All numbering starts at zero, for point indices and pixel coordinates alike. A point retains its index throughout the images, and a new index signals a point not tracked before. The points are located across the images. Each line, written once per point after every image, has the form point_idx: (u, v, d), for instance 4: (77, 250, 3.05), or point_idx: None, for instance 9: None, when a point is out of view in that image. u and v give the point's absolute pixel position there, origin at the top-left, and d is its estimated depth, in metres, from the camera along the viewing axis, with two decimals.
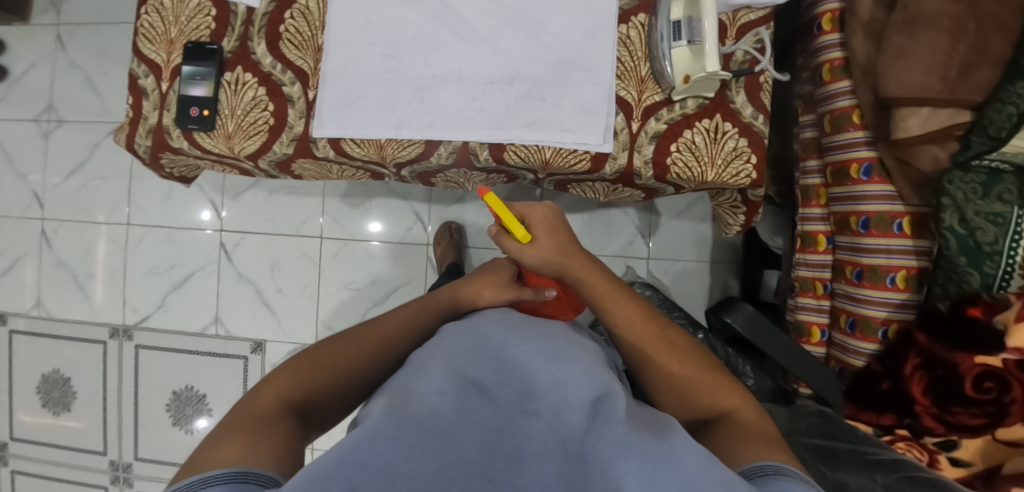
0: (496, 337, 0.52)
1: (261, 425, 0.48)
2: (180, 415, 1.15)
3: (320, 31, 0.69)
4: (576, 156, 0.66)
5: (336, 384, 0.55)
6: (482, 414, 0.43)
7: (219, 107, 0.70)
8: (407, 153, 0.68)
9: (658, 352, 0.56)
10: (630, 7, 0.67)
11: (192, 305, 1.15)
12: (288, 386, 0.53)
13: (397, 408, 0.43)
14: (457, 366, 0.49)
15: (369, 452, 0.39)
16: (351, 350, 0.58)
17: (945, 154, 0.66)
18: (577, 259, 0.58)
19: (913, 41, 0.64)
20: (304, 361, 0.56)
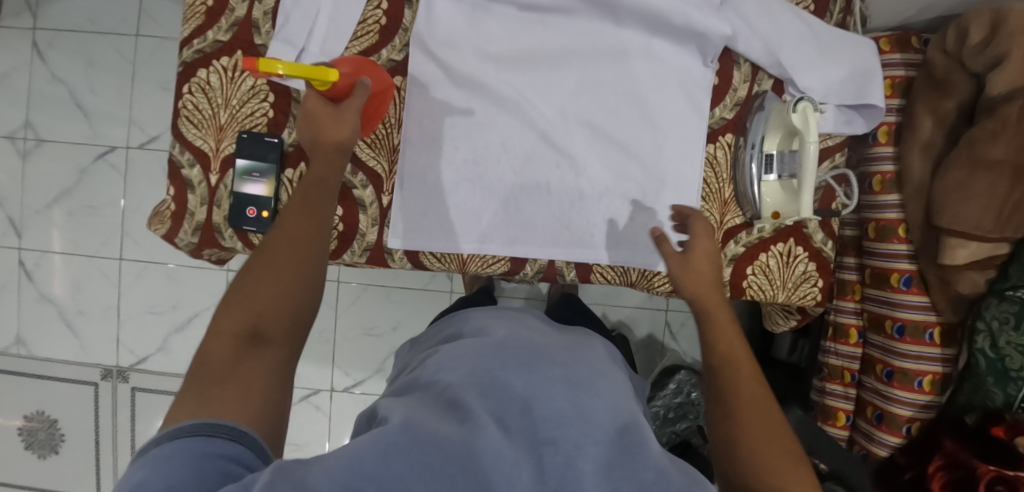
0: (518, 358, 0.49)
1: (225, 381, 0.41)
2: None
3: (395, 129, 0.65)
4: (661, 280, 0.68)
5: (277, 297, 0.45)
6: (497, 435, 0.39)
7: (279, 208, 0.65)
8: (492, 268, 0.67)
9: (745, 406, 0.47)
10: (719, 127, 0.68)
11: (197, 346, 1.06)
12: (233, 314, 0.44)
13: (413, 423, 0.40)
14: (482, 387, 0.45)
15: (379, 463, 0.36)
16: (284, 259, 0.46)
17: (983, 279, 0.70)
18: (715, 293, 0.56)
19: (971, 179, 0.66)
20: (240, 279, 0.46)
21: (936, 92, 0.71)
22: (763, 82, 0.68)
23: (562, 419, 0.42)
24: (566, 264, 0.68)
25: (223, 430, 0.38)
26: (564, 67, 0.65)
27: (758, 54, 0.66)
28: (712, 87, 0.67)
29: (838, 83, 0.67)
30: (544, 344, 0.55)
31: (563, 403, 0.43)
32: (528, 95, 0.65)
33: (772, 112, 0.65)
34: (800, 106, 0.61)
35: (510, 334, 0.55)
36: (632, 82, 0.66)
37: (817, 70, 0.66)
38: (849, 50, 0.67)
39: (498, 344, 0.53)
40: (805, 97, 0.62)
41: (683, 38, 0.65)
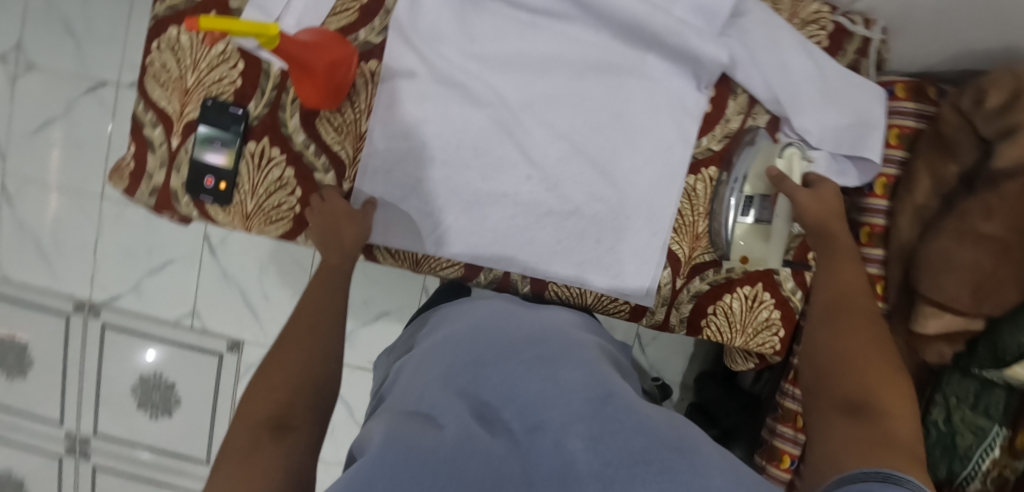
0: (493, 353, 0.53)
1: (257, 457, 0.46)
2: (146, 400, 1.09)
3: (363, 116, 0.62)
4: (616, 306, 0.68)
5: (300, 382, 0.53)
6: (485, 437, 0.42)
7: (238, 180, 0.63)
8: (446, 271, 0.68)
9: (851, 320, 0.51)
10: (704, 157, 0.64)
11: (169, 294, 1.07)
12: (260, 407, 0.50)
13: (398, 435, 0.41)
14: (458, 389, 0.49)
15: (384, 470, 0.37)
16: (299, 351, 0.55)
17: (951, 352, 0.68)
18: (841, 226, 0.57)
19: (958, 250, 0.63)
20: (258, 380, 0.53)
21: (941, 152, 0.67)
22: (758, 117, 0.64)
23: (536, 408, 0.45)
24: (521, 278, 0.68)
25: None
26: (550, 75, 0.62)
27: (757, 87, 0.63)
28: (703, 115, 0.63)
29: (837, 130, 0.63)
30: (519, 328, 0.58)
31: (541, 390, 0.47)
32: (508, 99, 0.63)
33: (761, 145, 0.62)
34: (788, 153, 0.61)
35: (478, 322, 0.60)
36: (620, 100, 0.63)
37: (815, 113, 0.63)
38: (853, 97, 0.63)
39: (466, 345, 0.56)
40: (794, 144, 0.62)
41: (681, 60, 0.61)
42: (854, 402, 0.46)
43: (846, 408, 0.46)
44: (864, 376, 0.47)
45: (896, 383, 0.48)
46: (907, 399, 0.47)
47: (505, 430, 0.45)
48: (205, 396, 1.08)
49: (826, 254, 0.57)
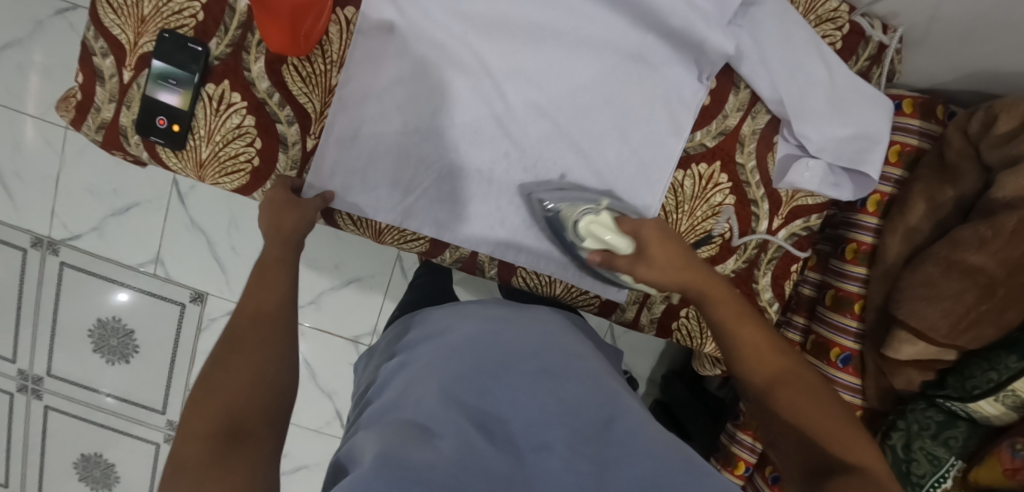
0: (490, 364, 0.57)
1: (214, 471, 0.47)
2: (103, 344, 1.03)
3: (335, 68, 0.57)
4: (586, 298, 0.66)
5: (248, 391, 0.54)
6: (489, 452, 0.46)
7: (193, 124, 0.58)
8: (410, 245, 0.64)
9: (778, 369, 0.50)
10: (697, 153, 0.61)
11: (134, 238, 1.01)
12: (205, 420, 0.51)
13: (391, 453, 0.43)
14: (457, 396, 0.53)
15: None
16: (250, 360, 0.56)
17: (920, 380, 0.67)
18: (699, 272, 0.55)
19: (944, 279, 0.61)
20: (205, 389, 0.53)
21: (941, 176, 0.65)
22: (759, 116, 0.60)
23: (541, 426, 0.50)
24: (489, 260, 0.65)
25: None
26: (543, 47, 0.58)
27: (762, 84, 0.59)
28: (700, 108, 0.59)
29: (839, 141, 0.60)
30: (515, 338, 0.61)
31: (547, 403, 0.52)
32: (492, 67, 0.58)
33: (565, 223, 0.59)
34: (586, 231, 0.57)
35: (473, 329, 0.62)
36: (615, 84, 0.59)
37: (819, 121, 0.59)
38: (862, 108, 0.60)
39: (464, 348, 0.59)
40: (582, 215, 0.57)
41: (684, 47, 0.57)
42: (824, 469, 0.44)
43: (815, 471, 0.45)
44: (824, 438, 0.46)
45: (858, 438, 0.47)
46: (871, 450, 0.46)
47: (511, 445, 0.49)
48: (165, 346, 1.04)
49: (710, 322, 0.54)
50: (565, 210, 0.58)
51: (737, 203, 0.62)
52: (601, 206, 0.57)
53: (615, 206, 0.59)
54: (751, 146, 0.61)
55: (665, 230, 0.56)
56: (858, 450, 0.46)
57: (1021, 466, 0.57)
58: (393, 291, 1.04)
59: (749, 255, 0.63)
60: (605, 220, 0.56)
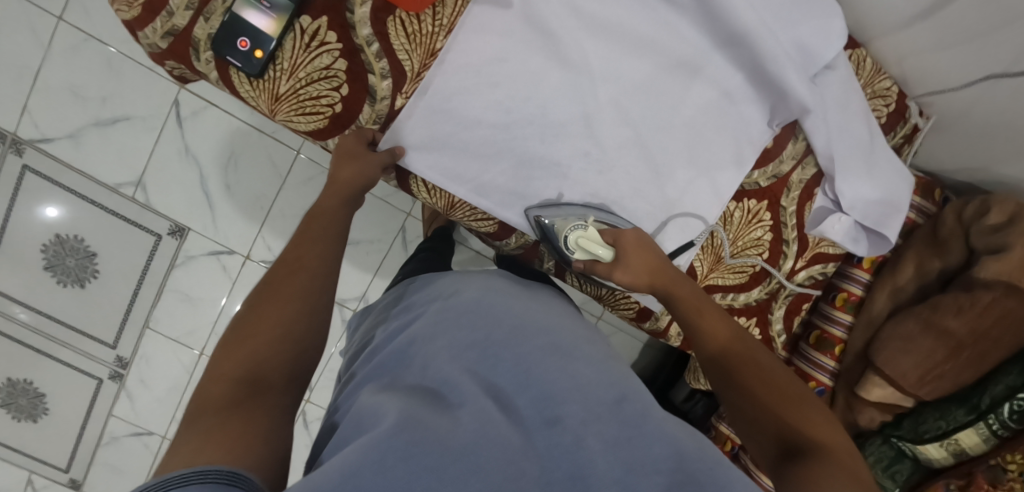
0: (501, 333, 0.55)
1: (232, 415, 0.46)
2: (56, 263, 0.94)
3: (441, 32, 0.56)
4: (628, 303, 0.69)
5: (276, 340, 0.53)
6: (502, 425, 0.46)
7: (277, 54, 0.54)
8: (479, 224, 0.66)
9: (742, 362, 0.53)
10: (750, 190, 0.66)
11: (116, 154, 0.93)
12: (229, 365, 0.51)
13: (413, 419, 0.43)
14: (468, 366, 0.52)
15: (377, 476, 0.39)
16: (279, 307, 0.56)
17: (879, 418, 0.77)
18: (670, 274, 0.60)
19: (920, 337, 0.70)
20: (236, 334, 0.53)
21: (932, 249, 0.74)
22: (807, 167, 0.67)
23: (555, 401, 0.49)
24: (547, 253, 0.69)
25: (219, 469, 0.40)
26: (640, 58, 0.59)
27: (819, 139, 0.64)
28: (763, 149, 0.65)
29: (867, 202, 0.67)
30: (530, 313, 0.60)
31: (558, 380, 0.50)
32: (593, 67, 0.59)
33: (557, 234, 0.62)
34: (575, 246, 0.62)
35: (480, 298, 0.61)
36: (695, 109, 0.62)
37: (856, 183, 0.66)
38: (890, 177, 0.67)
39: (470, 313, 0.58)
40: (568, 233, 0.61)
41: (766, 90, 0.62)
42: (790, 452, 0.45)
43: (781, 455, 0.46)
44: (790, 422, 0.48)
45: (820, 423, 0.48)
46: (839, 434, 0.48)
47: (522, 420, 0.48)
48: (130, 275, 0.97)
49: (684, 323, 0.58)
50: (557, 224, 0.62)
51: (772, 240, 0.68)
52: (583, 220, 0.61)
53: (602, 219, 0.63)
54: (795, 193, 0.67)
55: (642, 241, 0.61)
56: (823, 432, 0.47)
57: None
58: (388, 261, 1.04)
59: (771, 288, 0.71)
60: (593, 235, 0.61)
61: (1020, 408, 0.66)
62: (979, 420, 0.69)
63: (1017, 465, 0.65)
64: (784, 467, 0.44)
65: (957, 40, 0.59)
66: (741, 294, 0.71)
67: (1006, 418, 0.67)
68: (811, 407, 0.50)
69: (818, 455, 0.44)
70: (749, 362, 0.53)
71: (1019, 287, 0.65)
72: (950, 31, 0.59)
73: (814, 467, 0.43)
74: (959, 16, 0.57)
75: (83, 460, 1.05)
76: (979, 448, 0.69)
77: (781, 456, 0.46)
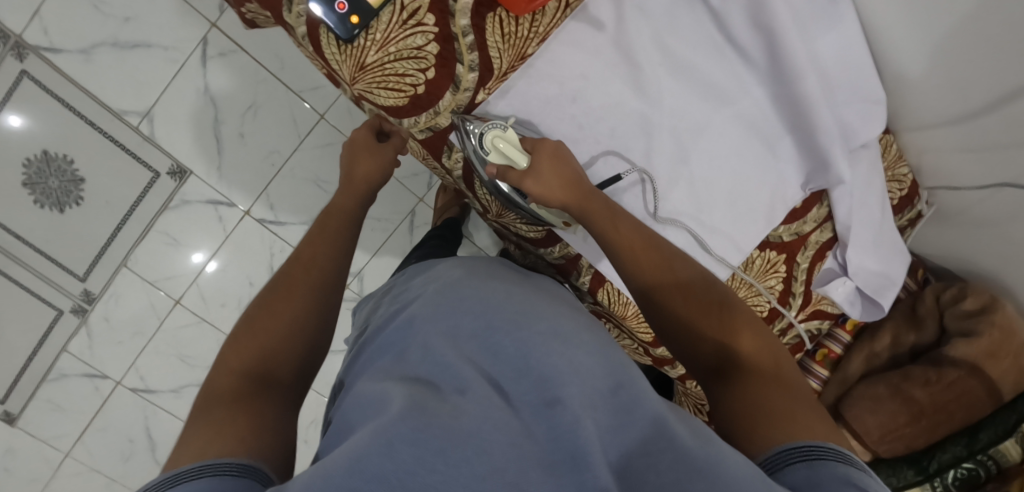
0: (503, 316, 0.53)
1: (239, 407, 0.47)
2: (37, 180, 0.86)
3: (535, 40, 0.57)
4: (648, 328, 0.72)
5: (284, 335, 0.56)
6: (500, 412, 0.44)
7: (372, 24, 0.54)
8: (527, 230, 0.69)
9: (668, 288, 0.56)
10: (774, 242, 0.71)
11: (128, 80, 0.87)
12: (239, 358, 0.52)
13: (418, 407, 0.43)
14: (468, 355, 0.50)
15: (383, 458, 0.39)
16: (287, 301, 0.58)
17: None
18: (582, 189, 0.59)
19: (886, 400, 0.78)
20: (247, 329, 0.55)
21: (909, 324, 0.82)
22: (824, 231, 0.73)
23: (553, 382, 0.46)
24: (586, 267, 0.69)
25: (229, 459, 0.42)
26: (705, 104, 0.63)
27: (841, 207, 0.70)
28: (792, 208, 0.70)
29: (869, 271, 0.74)
30: (532, 300, 0.58)
31: (557, 363, 0.47)
32: (663, 102, 0.62)
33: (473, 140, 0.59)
34: (490, 144, 0.58)
35: (483, 285, 0.59)
36: (741, 161, 0.67)
37: (863, 253, 0.73)
38: (890, 253, 0.74)
39: (468, 295, 0.56)
40: (487, 128, 0.58)
41: (809, 156, 0.66)
42: (728, 378, 0.51)
43: (721, 378, 0.51)
44: (721, 341, 0.53)
45: (746, 333, 0.53)
46: (754, 328, 0.54)
47: (517, 407, 0.45)
48: (118, 207, 0.92)
49: (605, 242, 0.58)
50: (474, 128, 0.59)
51: (782, 291, 0.74)
52: (507, 124, 0.58)
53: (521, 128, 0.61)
54: (810, 252, 0.73)
55: (559, 151, 0.60)
56: (745, 336, 0.53)
57: None
58: (391, 242, 1.04)
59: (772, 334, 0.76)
60: (510, 137, 0.58)
61: (962, 475, 0.75)
62: (926, 481, 0.77)
63: None
64: (726, 393, 0.50)
65: (977, 146, 0.66)
66: None
67: (948, 482, 0.76)
68: (730, 312, 0.55)
69: (749, 376, 0.50)
70: (676, 287, 0.56)
71: (981, 367, 0.74)
72: (974, 137, 0.66)
73: (752, 394, 0.48)
74: (984, 127, 0.64)
75: (23, 394, 0.97)
76: None
77: (720, 380, 0.51)
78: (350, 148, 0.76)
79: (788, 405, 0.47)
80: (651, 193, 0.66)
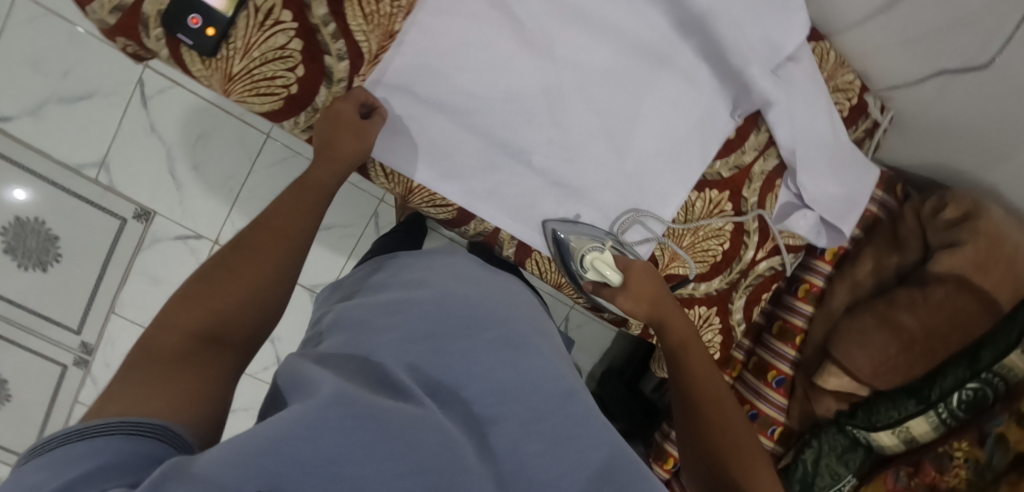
0: (450, 326, 0.55)
1: (180, 371, 0.45)
2: (16, 246, 0.91)
3: (400, 15, 0.55)
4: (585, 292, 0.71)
5: (241, 299, 0.53)
6: (441, 418, 0.45)
7: (231, 32, 0.53)
8: (436, 210, 0.64)
9: (710, 407, 0.57)
10: (713, 180, 0.66)
11: (77, 132, 0.88)
12: (190, 316, 0.49)
13: (350, 396, 0.42)
14: (412, 360, 0.50)
15: (307, 442, 0.38)
16: (248, 263, 0.55)
17: (836, 408, 0.78)
18: (665, 308, 0.63)
19: (873, 332, 0.72)
20: (205, 285, 0.52)
21: (890, 246, 0.76)
22: (769, 158, 0.67)
23: (497, 393, 0.50)
24: (508, 239, 0.66)
25: (156, 423, 0.41)
26: (609, 47, 0.59)
27: (783, 131, 0.64)
28: (725, 139, 0.65)
29: (830, 196, 0.68)
30: (484, 303, 0.60)
31: (501, 369, 0.51)
32: (559, 53, 0.58)
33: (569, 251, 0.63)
34: (594, 269, 0.62)
35: (443, 289, 0.60)
36: (663, 101, 0.61)
37: (819, 176, 0.67)
38: (852, 172, 0.69)
39: (429, 301, 0.58)
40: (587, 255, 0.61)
41: (728, 81, 0.62)
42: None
43: None
44: (720, 446, 0.54)
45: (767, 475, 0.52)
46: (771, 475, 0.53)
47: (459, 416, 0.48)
48: (95, 257, 0.95)
49: (674, 362, 0.61)
50: (572, 242, 0.63)
51: (733, 231, 0.68)
52: (601, 247, 0.61)
53: (617, 246, 0.64)
54: (757, 184, 0.67)
55: (648, 271, 0.63)
56: (749, 456, 0.54)
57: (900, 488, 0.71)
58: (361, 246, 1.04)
59: (732, 277, 0.70)
60: (607, 258, 0.61)
61: (968, 397, 0.69)
62: (929, 409, 0.71)
63: (963, 451, 0.67)
64: None
65: (919, 35, 0.60)
66: (702, 284, 0.70)
67: (954, 407, 0.69)
68: (754, 448, 0.55)
69: None
70: (718, 407, 0.57)
71: (969, 282, 0.67)
72: (914, 26, 0.60)
73: None
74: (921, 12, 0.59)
75: None
76: (927, 436, 0.72)
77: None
78: (325, 120, 0.57)
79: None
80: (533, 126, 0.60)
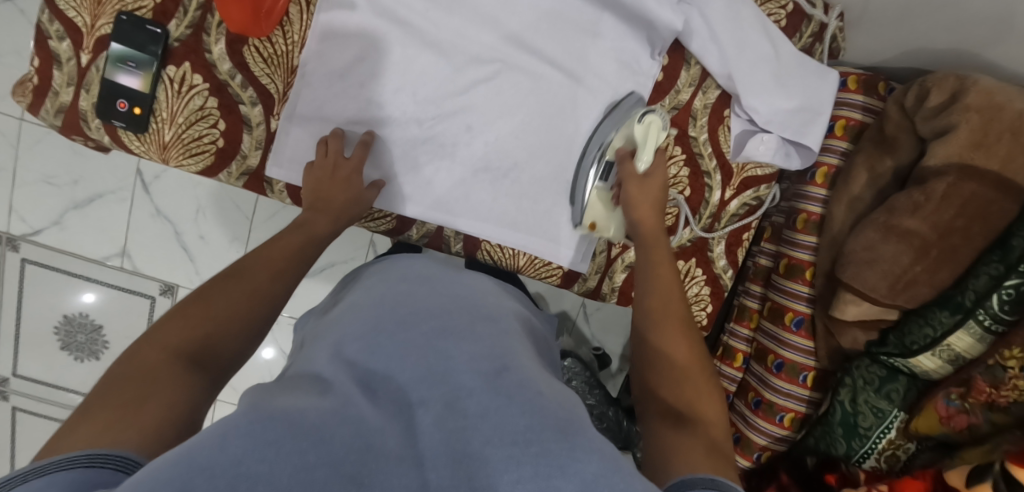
0: (389, 322, 0.44)
1: (151, 391, 0.38)
2: (70, 341, 1.03)
3: (296, 50, 0.58)
4: (549, 270, 0.71)
5: (234, 328, 0.46)
6: (367, 408, 0.36)
7: (155, 107, 0.57)
8: (377, 224, 0.66)
9: (668, 324, 0.54)
10: None
11: (97, 230, 0.99)
12: (179, 336, 0.43)
13: (260, 407, 0.33)
14: (347, 357, 0.42)
15: (212, 449, 0.29)
16: (246, 288, 0.49)
17: (864, 338, 0.70)
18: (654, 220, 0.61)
19: (882, 244, 0.64)
20: (193, 304, 0.46)
21: (881, 149, 0.69)
22: (708, 91, 0.64)
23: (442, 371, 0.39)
24: (455, 235, 0.68)
25: (117, 453, 0.33)
26: (502, 22, 0.59)
27: (712, 60, 0.62)
28: (654, 84, 0.63)
29: (785, 114, 0.64)
30: (439, 295, 0.50)
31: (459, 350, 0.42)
32: (456, 44, 0.59)
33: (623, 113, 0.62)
34: (648, 119, 0.60)
35: (387, 291, 0.51)
36: (569, 60, 0.61)
37: (765, 94, 0.63)
38: (804, 82, 0.64)
39: (371, 303, 0.49)
40: (657, 110, 0.61)
41: (633, 22, 0.61)
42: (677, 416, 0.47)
43: (673, 419, 0.47)
44: (675, 391, 0.49)
45: (712, 401, 0.49)
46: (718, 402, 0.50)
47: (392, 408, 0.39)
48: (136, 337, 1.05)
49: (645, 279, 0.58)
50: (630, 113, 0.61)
51: (691, 175, 0.66)
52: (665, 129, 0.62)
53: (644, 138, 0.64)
54: (703, 120, 0.65)
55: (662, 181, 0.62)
56: (709, 412, 0.48)
57: (955, 413, 0.62)
58: None
59: (705, 222, 0.68)
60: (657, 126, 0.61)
61: (1010, 297, 0.59)
62: (967, 320, 0.61)
63: (1017, 360, 0.57)
64: (657, 444, 0.44)
65: None
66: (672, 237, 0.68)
67: (996, 310, 0.59)
68: (705, 375, 0.51)
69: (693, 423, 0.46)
70: (676, 324, 0.54)
71: (973, 166, 0.60)
72: None
73: (683, 437, 0.44)
74: None
75: None
76: (974, 350, 0.62)
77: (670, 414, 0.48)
78: (312, 171, 0.58)
79: (697, 461, 0.41)
80: (446, 119, 0.61)
